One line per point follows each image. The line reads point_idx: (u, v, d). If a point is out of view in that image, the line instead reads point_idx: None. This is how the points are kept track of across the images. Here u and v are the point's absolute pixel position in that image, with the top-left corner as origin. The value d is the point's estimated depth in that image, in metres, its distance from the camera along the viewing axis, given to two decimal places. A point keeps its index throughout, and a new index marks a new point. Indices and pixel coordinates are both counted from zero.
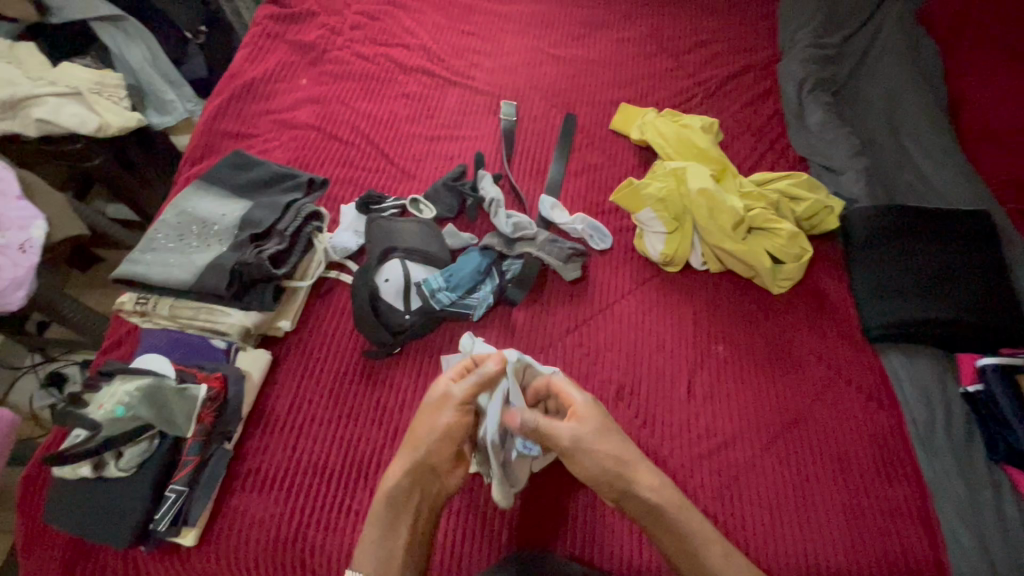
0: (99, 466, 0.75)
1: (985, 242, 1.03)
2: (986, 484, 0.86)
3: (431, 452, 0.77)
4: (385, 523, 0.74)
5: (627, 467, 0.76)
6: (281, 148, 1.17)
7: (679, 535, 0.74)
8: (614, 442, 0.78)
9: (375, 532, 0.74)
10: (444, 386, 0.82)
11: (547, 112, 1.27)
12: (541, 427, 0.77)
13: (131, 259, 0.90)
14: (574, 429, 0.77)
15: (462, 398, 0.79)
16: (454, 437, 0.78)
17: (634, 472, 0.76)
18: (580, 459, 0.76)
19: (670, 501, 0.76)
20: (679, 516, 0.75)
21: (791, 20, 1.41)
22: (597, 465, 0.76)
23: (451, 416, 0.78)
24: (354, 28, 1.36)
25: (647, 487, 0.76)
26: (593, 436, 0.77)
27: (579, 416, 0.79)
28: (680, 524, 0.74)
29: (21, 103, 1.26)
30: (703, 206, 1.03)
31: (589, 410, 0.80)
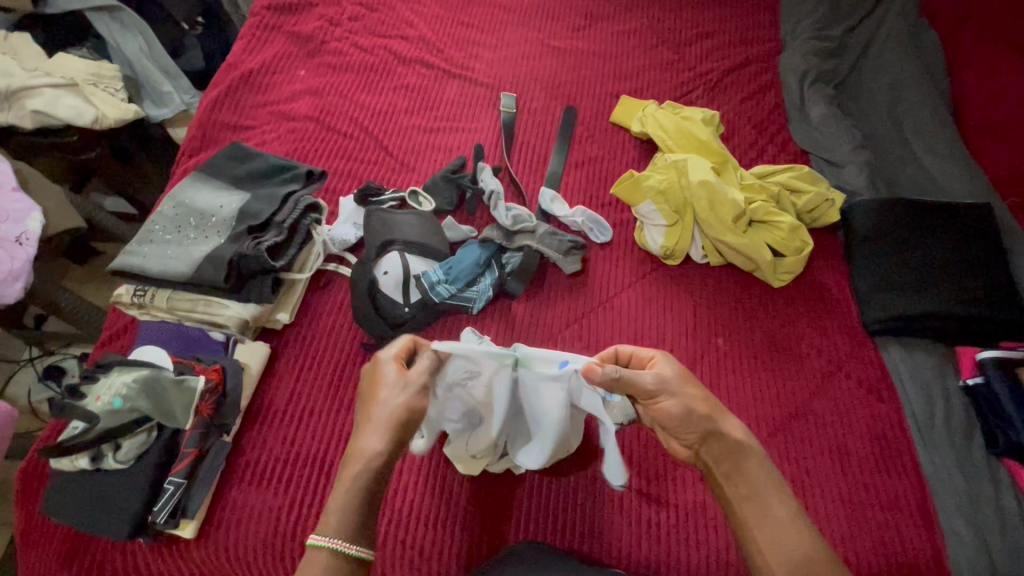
0: (97, 458, 0.75)
1: (987, 235, 1.03)
2: (985, 477, 0.86)
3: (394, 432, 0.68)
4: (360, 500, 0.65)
5: (714, 411, 0.71)
6: (279, 140, 1.16)
7: (757, 482, 0.69)
8: (698, 388, 0.73)
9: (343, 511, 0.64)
10: (396, 374, 0.71)
11: (547, 104, 1.26)
12: (626, 377, 0.71)
13: (128, 251, 0.90)
14: (659, 373, 0.72)
15: (423, 383, 0.71)
16: (414, 420, 0.69)
17: (720, 418, 0.72)
18: (663, 403, 0.71)
19: (751, 449, 0.71)
20: (757, 461, 0.70)
21: (793, 13, 1.40)
22: (683, 410, 0.70)
23: (407, 399, 0.69)
24: (353, 19, 1.35)
25: (732, 432, 0.71)
26: (678, 381, 0.72)
27: (660, 364, 0.74)
28: (756, 471, 0.69)
29: (17, 94, 1.24)
30: (703, 199, 1.02)
31: (670, 361, 0.75)
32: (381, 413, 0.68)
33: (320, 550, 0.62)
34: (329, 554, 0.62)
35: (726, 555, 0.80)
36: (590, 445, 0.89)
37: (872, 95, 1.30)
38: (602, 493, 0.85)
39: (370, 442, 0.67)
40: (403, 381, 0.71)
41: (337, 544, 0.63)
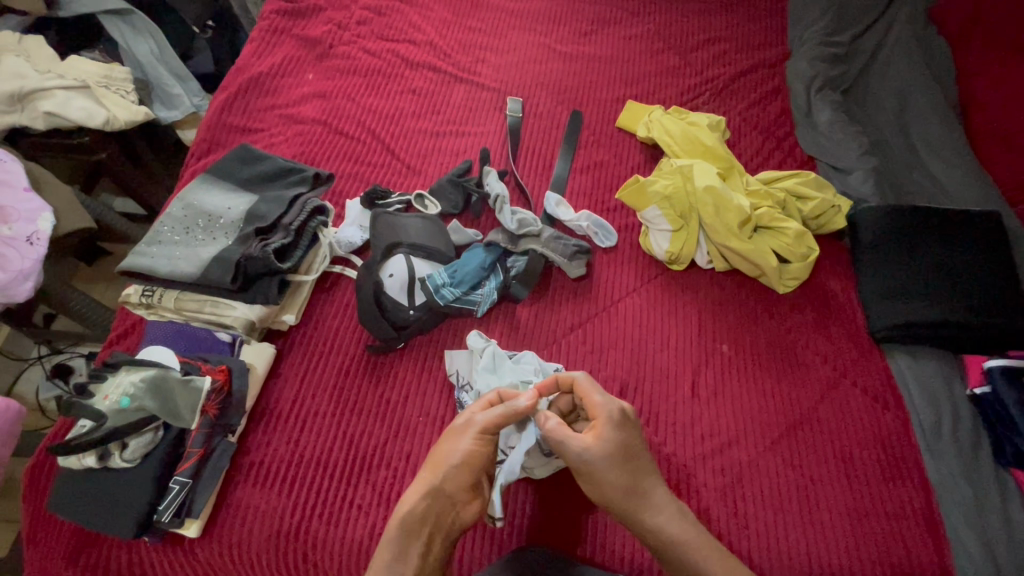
0: (104, 457, 0.75)
1: (995, 243, 1.02)
2: (992, 486, 0.85)
3: (447, 479, 0.73)
4: (394, 554, 0.70)
5: (635, 498, 0.73)
6: (287, 143, 1.17)
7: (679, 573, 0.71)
8: (622, 471, 0.74)
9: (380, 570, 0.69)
10: (466, 417, 0.78)
11: (552, 108, 1.27)
12: (553, 439, 0.75)
13: (137, 252, 0.90)
14: (583, 447, 0.74)
15: (484, 425, 0.76)
16: (461, 469, 0.74)
17: (645, 503, 0.73)
18: (586, 479, 0.75)
19: (678, 540, 0.72)
20: (685, 552, 0.71)
21: (801, 18, 1.40)
22: (600, 491, 0.74)
23: (471, 444, 0.75)
24: (361, 24, 1.36)
25: (655, 522, 0.73)
26: (601, 461, 0.74)
27: (600, 430, 0.76)
28: (685, 563, 0.71)
29: (30, 96, 1.27)
30: (709, 205, 1.02)
31: (613, 429, 0.76)
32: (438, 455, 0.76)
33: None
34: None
35: None
36: None
37: (880, 100, 1.29)
38: None
39: (411, 495, 0.73)
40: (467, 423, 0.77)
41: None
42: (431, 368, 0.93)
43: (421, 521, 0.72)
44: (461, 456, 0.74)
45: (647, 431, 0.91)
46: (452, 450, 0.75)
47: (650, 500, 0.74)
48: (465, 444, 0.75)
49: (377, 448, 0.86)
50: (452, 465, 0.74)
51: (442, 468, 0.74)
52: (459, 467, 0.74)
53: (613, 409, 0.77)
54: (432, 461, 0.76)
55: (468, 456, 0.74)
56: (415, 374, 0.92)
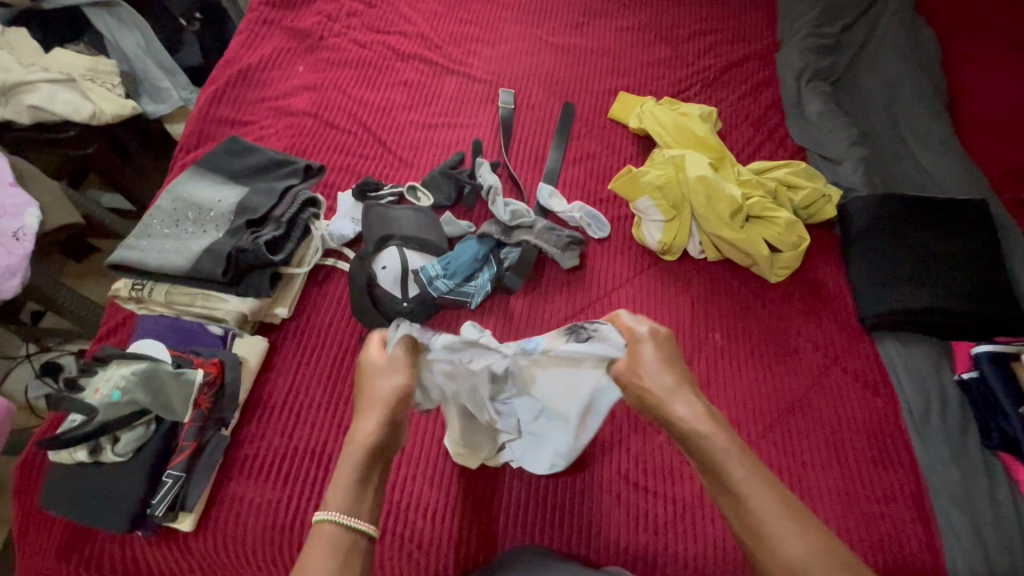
0: (95, 451, 0.75)
1: (982, 230, 1.03)
2: (980, 470, 0.87)
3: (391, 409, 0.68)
4: (360, 474, 0.64)
5: (658, 398, 0.68)
6: (277, 135, 1.16)
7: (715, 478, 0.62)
8: (657, 371, 0.69)
9: (342, 488, 0.63)
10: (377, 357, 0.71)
11: (545, 100, 1.26)
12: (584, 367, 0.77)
13: (126, 245, 0.90)
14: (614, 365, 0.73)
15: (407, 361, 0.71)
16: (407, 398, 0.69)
17: (667, 400, 0.67)
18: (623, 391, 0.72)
19: (710, 433, 0.64)
20: (710, 443, 0.63)
21: (791, 10, 1.41)
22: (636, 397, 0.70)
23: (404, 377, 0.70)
24: (351, 15, 1.35)
25: (683, 418, 0.66)
26: (629, 366, 0.71)
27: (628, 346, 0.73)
28: (715, 457, 0.62)
29: (14, 90, 1.25)
30: (701, 194, 1.03)
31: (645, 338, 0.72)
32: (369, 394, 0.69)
33: (324, 524, 0.60)
34: (343, 530, 0.60)
35: (725, 549, 0.81)
36: (588, 440, 0.89)
37: (869, 91, 1.31)
38: (597, 488, 0.85)
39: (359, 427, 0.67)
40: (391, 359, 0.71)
41: (337, 515, 0.61)
42: None
43: (373, 454, 0.65)
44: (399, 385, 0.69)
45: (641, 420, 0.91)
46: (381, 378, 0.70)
47: (678, 397, 0.67)
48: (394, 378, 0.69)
49: None
50: (387, 403, 0.68)
51: (375, 405, 0.68)
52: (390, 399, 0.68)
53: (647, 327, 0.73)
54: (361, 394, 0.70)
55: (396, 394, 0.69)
56: None
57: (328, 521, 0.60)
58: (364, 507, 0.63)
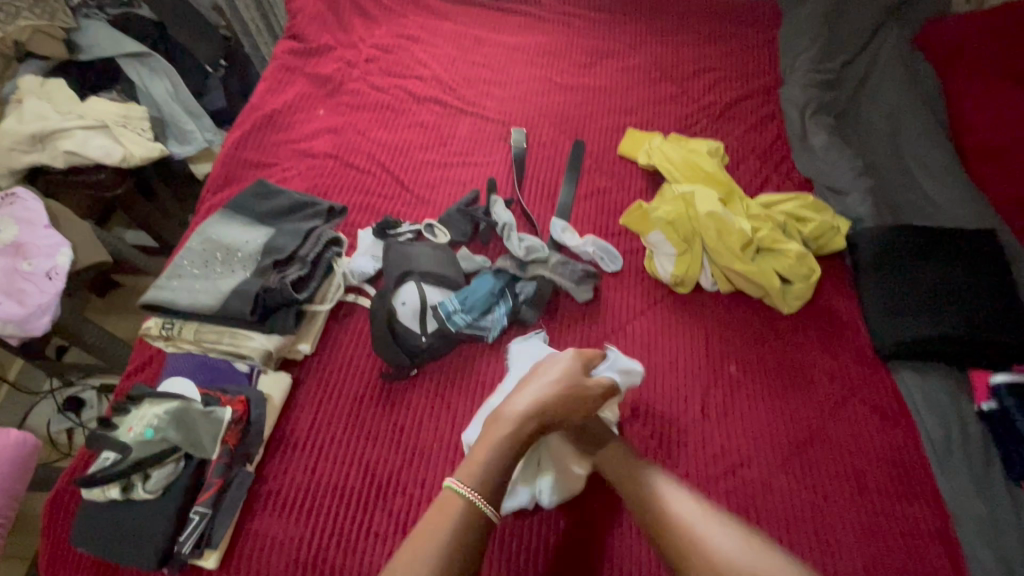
0: (127, 488, 0.76)
1: (993, 260, 1.04)
2: (1006, 504, 0.86)
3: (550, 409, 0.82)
4: (494, 453, 0.78)
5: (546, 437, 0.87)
6: (300, 176, 1.22)
7: (646, 504, 0.78)
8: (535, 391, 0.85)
9: (478, 467, 0.76)
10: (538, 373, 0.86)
11: (556, 138, 1.31)
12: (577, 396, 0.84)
13: (158, 285, 0.93)
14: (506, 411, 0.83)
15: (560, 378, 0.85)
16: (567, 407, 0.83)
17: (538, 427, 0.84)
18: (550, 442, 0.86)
19: (606, 458, 0.85)
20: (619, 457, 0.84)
21: (792, 48, 1.46)
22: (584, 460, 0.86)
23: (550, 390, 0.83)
24: (369, 61, 1.42)
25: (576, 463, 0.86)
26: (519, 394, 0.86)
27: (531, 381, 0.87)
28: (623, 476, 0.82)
29: (51, 136, 1.33)
30: (711, 228, 1.05)
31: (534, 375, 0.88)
32: (514, 409, 0.82)
33: (455, 496, 0.74)
34: (469, 506, 0.73)
35: None
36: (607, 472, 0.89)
37: (871, 124, 1.34)
38: (616, 522, 0.85)
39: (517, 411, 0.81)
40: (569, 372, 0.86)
41: (473, 493, 0.74)
42: (444, 395, 0.94)
43: (514, 444, 0.79)
44: (555, 377, 0.85)
45: (659, 453, 0.91)
46: (541, 374, 0.86)
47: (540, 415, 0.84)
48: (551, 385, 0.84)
49: (393, 475, 0.87)
50: (537, 399, 0.82)
51: (523, 395, 0.83)
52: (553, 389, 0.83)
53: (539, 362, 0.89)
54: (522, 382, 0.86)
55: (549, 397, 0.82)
56: (427, 402, 0.93)
57: (455, 488, 0.75)
58: (487, 486, 0.75)
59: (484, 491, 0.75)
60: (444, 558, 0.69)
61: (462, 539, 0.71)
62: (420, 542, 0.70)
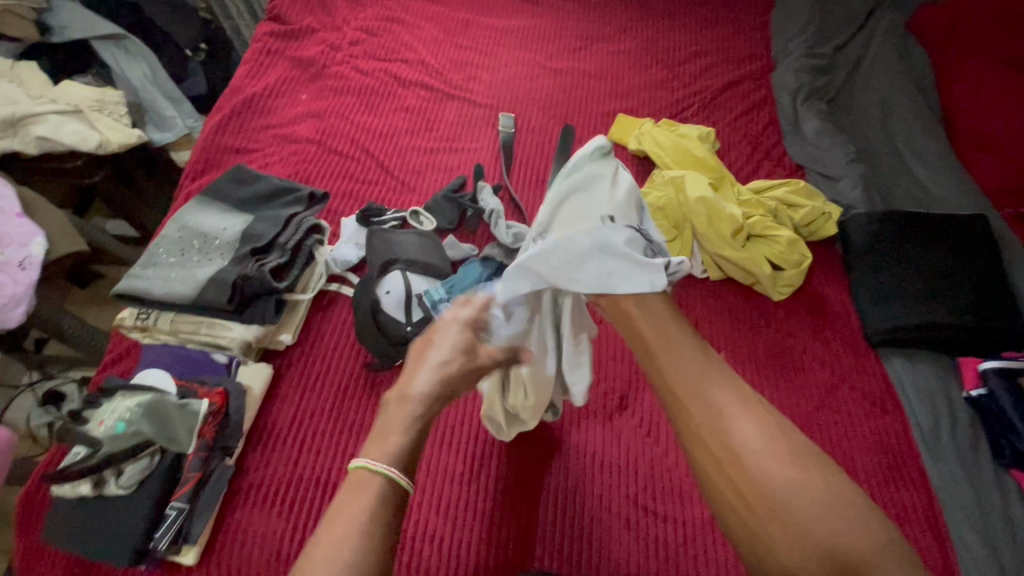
0: (99, 483, 0.74)
1: (984, 246, 1.04)
2: (994, 489, 0.86)
3: (460, 366, 0.65)
4: (411, 429, 0.61)
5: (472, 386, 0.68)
6: (281, 162, 1.18)
7: (691, 388, 0.59)
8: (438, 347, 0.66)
9: (394, 446, 0.59)
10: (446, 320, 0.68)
11: (545, 123, 1.28)
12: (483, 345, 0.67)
13: (132, 274, 0.90)
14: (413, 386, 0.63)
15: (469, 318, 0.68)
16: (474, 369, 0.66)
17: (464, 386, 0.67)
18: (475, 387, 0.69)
19: (652, 328, 0.63)
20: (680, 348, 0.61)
21: (784, 32, 1.44)
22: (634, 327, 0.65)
23: (463, 341, 0.66)
24: (353, 44, 1.38)
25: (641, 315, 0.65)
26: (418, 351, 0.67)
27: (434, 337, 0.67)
28: (677, 362, 0.60)
29: (23, 121, 1.28)
30: (702, 214, 1.03)
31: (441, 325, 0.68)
32: (421, 378, 0.63)
33: (360, 471, 0.58)
34: (384, 484, 0.57)
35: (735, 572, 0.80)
36: (596, 462, 0.87)
37: (863, 109, 1.32)
38: (605, 512, 0.83)
39: (423, 380, 0.63)
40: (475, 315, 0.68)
41: (388, 471, 0.58)
42: None
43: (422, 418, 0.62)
44: (462, 328, 0.67)
45: (649, 442, 0.90)
46: (448, 323, 0.67)
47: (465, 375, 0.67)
48: (455, 338, 0.66)
49: None
50: (442, 359, 0.64)
51: (428, 363, 0.64)
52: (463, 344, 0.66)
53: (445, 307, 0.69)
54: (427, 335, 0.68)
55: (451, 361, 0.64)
56: None
57: (365, 470, 0.58)
58: (405, 460, 0.59)
59: (403, 464, 0.59)
60: (363, 560, 0.53)
61: (380, 531, 0.55)
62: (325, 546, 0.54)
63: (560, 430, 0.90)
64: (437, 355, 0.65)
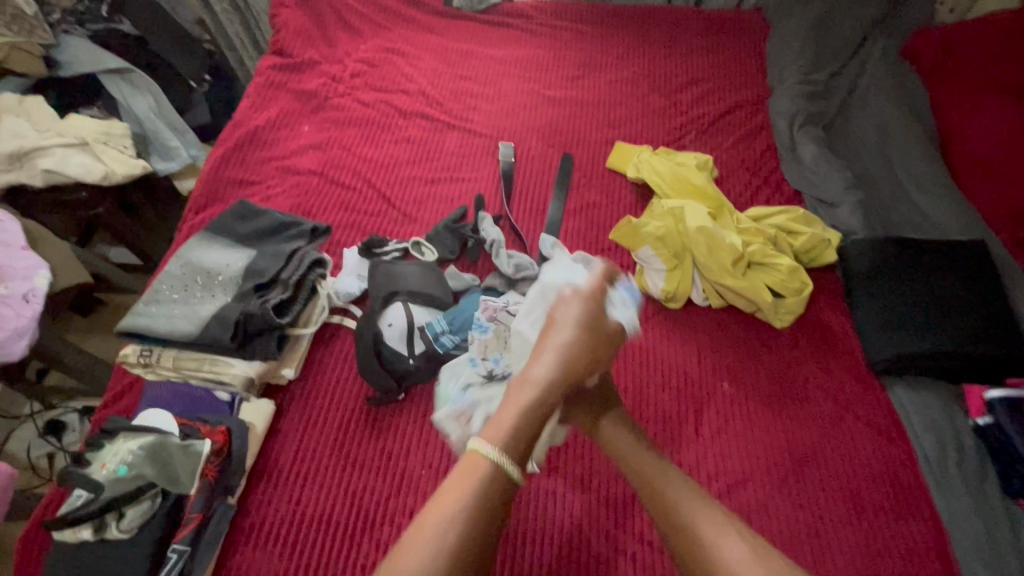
0: (99, 528, 0.73)
1: (984, 271, 1.04)
2: (1004, 521, 0.84)
3: (575, 355, 0.69)
4: (525, 412, 0.63)
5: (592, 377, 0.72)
6: (284, 195, 1.19)
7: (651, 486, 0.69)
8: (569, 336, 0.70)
9: (506, 425, 0.61)
10: (571, 304, 0.73)
11: (544, 152, 1.30)
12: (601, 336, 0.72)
13: (136, 311, 0.91)
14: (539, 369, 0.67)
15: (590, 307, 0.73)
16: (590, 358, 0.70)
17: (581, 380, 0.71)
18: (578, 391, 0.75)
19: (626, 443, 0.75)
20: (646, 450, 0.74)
21: (779, 59, 1.46)
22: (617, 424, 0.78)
23: (581, 330, 0.71)
24: (355, 76, 1.41)
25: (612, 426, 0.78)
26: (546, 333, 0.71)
27: (561, 317, 0.72)
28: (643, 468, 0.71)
29: (29, 154, 1.29)
30: (701, 244, 1.04)
31: (570, 309, 0.73)
32: (545, 369, 0.67)
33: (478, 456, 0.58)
34: (491, 468, 0.57)
35: None
36: (601, 496, 0.87)
37: (859, 135, 1.34)
38: (610, 550, 0.82)
39: (542, 365, 0.67)
40: (594, 306, 0.73)
41: (498, 454, 0.58)
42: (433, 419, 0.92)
43: (538, 400, 0.64)
44: (580, 325, 0.71)
45: None
46: (563, 315, 0.72)
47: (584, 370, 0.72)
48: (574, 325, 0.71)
49: (381, 504, 0.84)
50: (558, 350, 0.69)
51: (549, 348, 0.69)
52: (579, 328, 0.71)
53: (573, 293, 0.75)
54: (550, 324, 0.72)
55: (570, 344, 0.69)
56: (415, 427, 0.91)
57: (480, 449, 0.59)
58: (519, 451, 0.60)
59: (514, 454, 0.59)
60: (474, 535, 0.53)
61: (489, 507, 0.55)
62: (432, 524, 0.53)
63: (565, 465, 0.90)
64: (561, 344, 0.69)
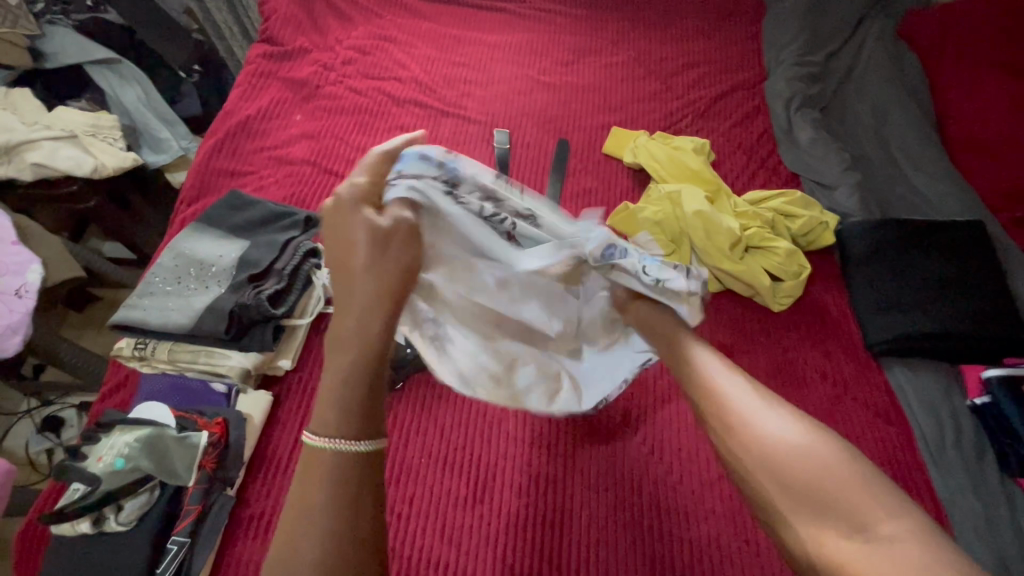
0: (99, 521, 0.74)
1: (982, 252, 1.04)
2: (1001, 499, 0.85)
3: (370, 303, 0.60)
4: (348, 376, 0.58)
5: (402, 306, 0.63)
6: (277, 185, 1.18)
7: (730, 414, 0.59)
8: (362, 284, 0.60)
9: (333, 403, 0.58)
10: (354, 243, 0.60)
11: (539, 138, 1.28)
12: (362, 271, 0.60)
13: (129, 304, 0.90)
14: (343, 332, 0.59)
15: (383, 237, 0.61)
16: (392, 295, 0.61)
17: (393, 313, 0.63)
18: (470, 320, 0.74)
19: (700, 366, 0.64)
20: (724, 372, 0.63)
21: (776, 40, 1.44)
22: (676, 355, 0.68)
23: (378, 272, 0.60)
24: (346, 64, 1.39)
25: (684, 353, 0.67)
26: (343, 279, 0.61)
27: (350, 261, 0.60)
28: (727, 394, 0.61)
29: (18, 147, 1.27)
30: (700, 228, 1.03)
31: (353, 250, 0.60)
32: (351, 333, 0.59)
33: (322, 451, 0.57)
34: (333, 452, 0.57)
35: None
36: (599, 480, 0.87)
37: (856, 117, 1.33)
38: (610, 534, 0.82)
39: (348, 325, 0.59)
40: (381, 237, 0.61)
41: (328, 441, 0.57)
42: (432, 407, 0.92)
43: (365, 352, 0.59)
44: (368, 268, 0.60)
45: (653, 460, 0.89)
46: (354, 257, 0.60)
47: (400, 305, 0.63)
48: (364, 258, 0.60)
49: None
50: (360, 307, 0.60)
51: (348, 299, 0.60)
52: (371, 272, 0.60)
53: (364, 231, 0.61)
54: (339, 266, 0.61)
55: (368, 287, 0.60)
56: (414, 416, 0.91)
57: (322, 447, 0.57)
58: (355, 419, 0.58)
59: (350, 429, 0.58)
60: (344, 523, 0.55)
61: (353, 488, 0.56)
62: (301, 525, 0.55)
63: (565, 450, 0.89)
64: (356, 296, 0.60)
